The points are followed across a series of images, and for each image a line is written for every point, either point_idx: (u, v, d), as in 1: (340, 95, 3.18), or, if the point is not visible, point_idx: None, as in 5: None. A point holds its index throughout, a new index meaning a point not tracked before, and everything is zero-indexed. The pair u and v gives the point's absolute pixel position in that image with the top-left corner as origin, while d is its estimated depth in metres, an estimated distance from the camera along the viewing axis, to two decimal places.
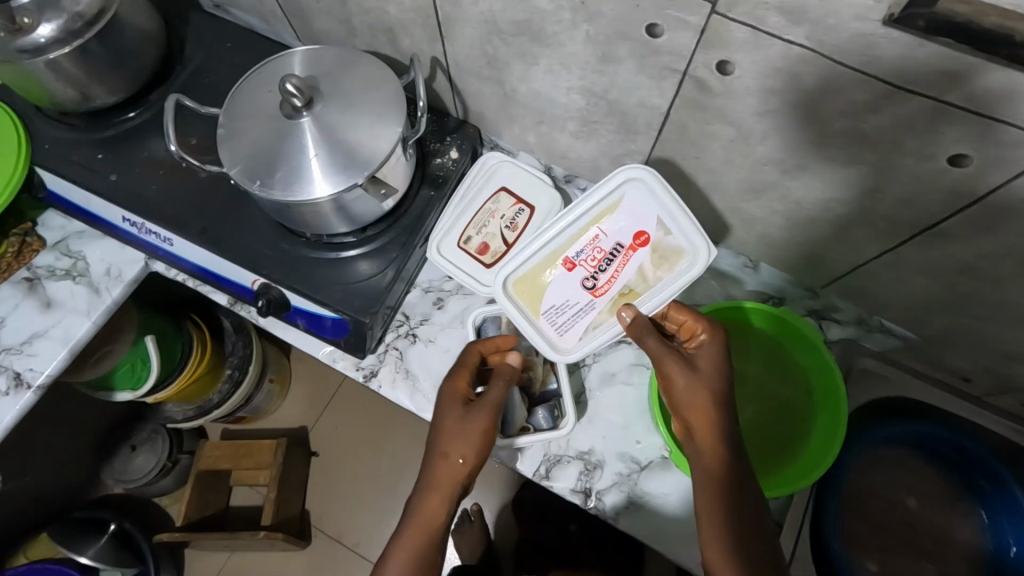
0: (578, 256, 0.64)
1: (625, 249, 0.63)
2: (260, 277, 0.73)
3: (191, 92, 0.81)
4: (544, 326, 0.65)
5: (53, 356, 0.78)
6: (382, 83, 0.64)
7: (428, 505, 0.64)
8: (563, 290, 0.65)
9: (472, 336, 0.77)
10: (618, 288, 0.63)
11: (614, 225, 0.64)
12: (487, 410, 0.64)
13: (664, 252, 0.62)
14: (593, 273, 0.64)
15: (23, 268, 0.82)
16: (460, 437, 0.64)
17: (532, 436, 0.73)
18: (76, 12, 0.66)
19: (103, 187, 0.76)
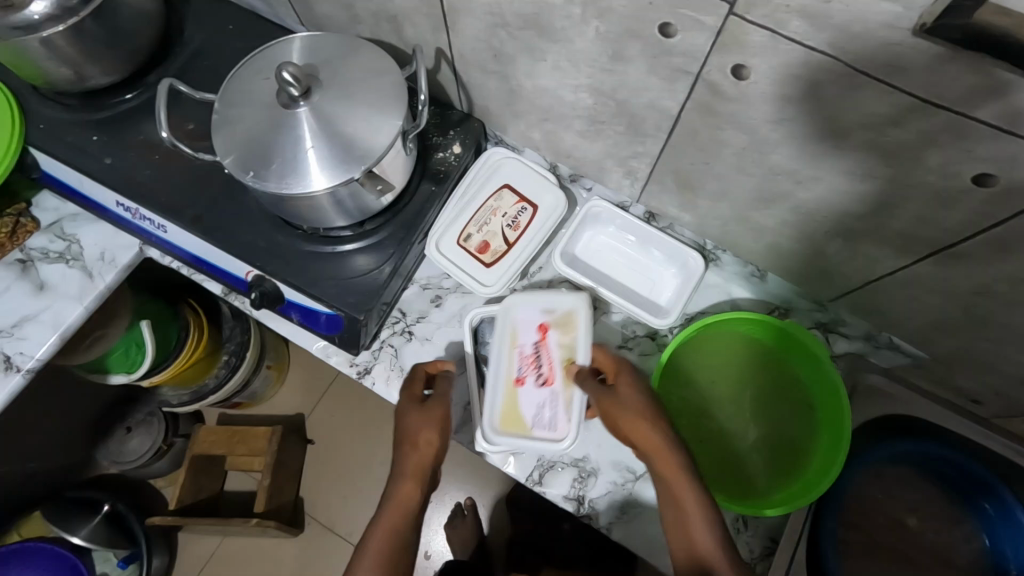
0: (521, 372, 0.72)
1: (541, 343, 0.72)
2: (254, 268, 0.72)
3: (190, 75, 0.79)
4: (541, 433, 0.70)
5: (44, 340, 0.77)
6: (384, 74, 0.62)
7: (400, 501, 0.66)
8: (534, 399, 0.71)
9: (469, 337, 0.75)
10: (560, 365, 0.71)
11: (524, 335, 0.73)
12: (441, 405, 0.69)
13: (559, 322, 0.73)
14: (536, 374, 0.71)
15: (16, 249, 0.81)
16: (419, 437, 0.68)
17: (511, 437, 0.70)
18: None
19: (96, 170, 0.75)
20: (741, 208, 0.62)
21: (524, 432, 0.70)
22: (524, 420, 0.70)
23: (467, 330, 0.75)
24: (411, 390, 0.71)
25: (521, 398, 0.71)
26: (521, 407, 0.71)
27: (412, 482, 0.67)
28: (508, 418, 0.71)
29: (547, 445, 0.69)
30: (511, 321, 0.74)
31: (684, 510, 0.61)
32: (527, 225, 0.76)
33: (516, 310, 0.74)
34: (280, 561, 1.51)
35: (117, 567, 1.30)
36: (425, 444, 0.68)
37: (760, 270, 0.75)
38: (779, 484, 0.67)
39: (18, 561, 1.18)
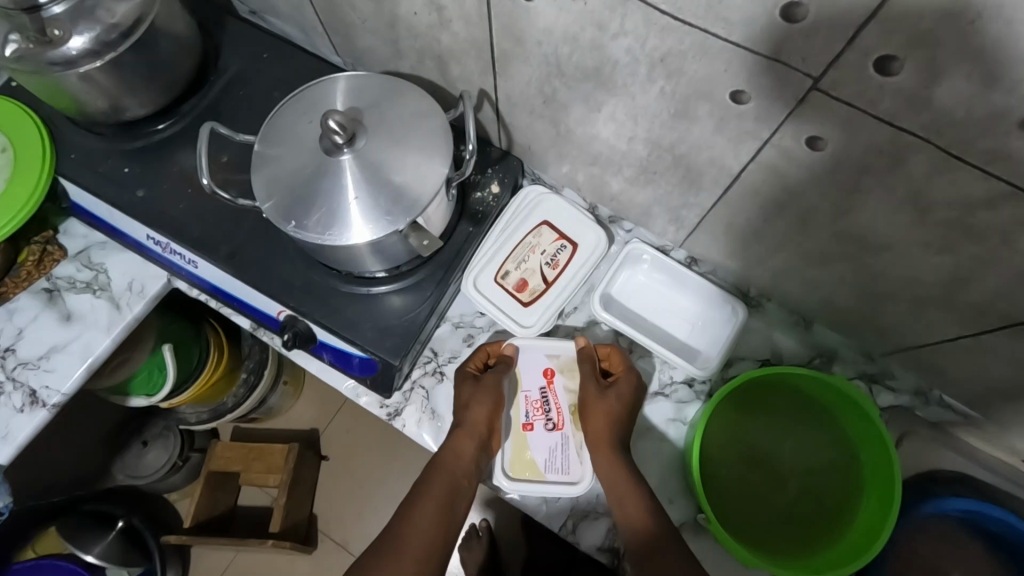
0: (528, 417, 0.71)
1: (547, 389, 0.71)
2: (288, 307, 0.70)
3: (225, 106, 0.78)
4: (554, 477, 0.69)
5: (71, 373, 0.75)
6: (429, 117, 0.60)
7: (453, 456, 0.65)
8: (545, 444, 0.70)
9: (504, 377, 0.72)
10: (569, 411, 0.71)
11: (528, 380, 0.72)
12: (496, 382, 0.68)
13: (565, 367, 0.72)
14: (545, 420, 0.71)
15: (44, 277, 0.79)
16: (476, 404, 0.67)
17: (526, 484, 0.69)
18: (111, 24, 0.63)
19: (129, 203, 0.73)
20: (796, 261, 0.61)
21: (537, 475, 0.69)
22: (534, 464, 0.70)
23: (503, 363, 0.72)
24: (468, 367, 0.71)
25: (529, 440, 0.70)
26: (530, 451, 0.70)
27: (466, 439, 0.66)
28: (521, 463, 0.70)
29: (563, 490, 0.68)
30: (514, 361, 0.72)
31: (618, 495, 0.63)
32: (566, 264, 0.74)
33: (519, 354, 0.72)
34: None
35: None
36: (480, 410, 0.67)
37: (805, 318, 0.73)
38: (808, 555, 0.65)
39: None
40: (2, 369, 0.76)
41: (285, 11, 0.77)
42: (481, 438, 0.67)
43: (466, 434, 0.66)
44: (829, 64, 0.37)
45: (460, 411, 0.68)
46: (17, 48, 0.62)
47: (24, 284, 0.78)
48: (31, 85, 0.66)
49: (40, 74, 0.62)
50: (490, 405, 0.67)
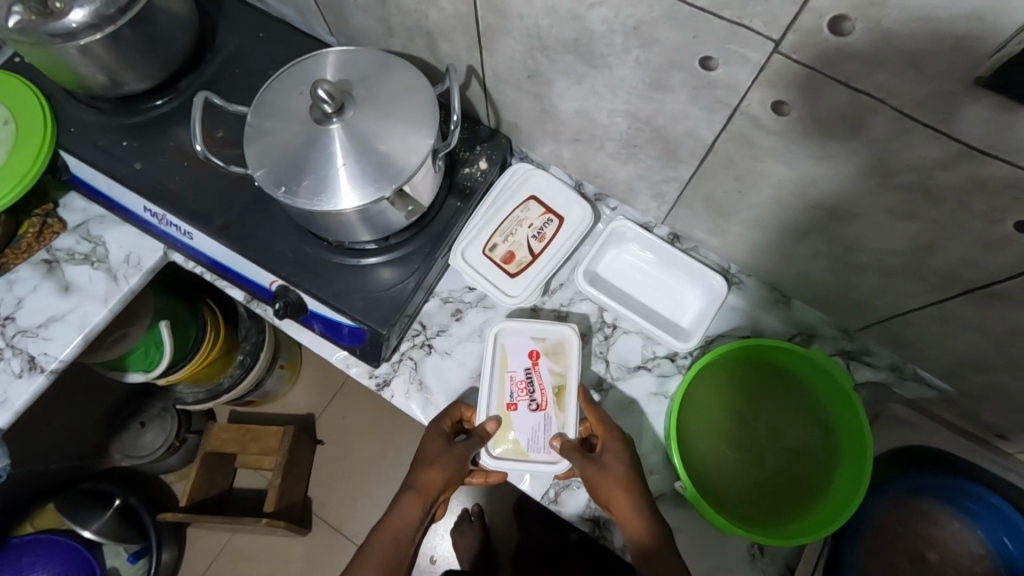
0: (512, 398, 0.71)
1: (532, 369, 0.72)
2: (279, 278, 0.72)
3: (221, 83, 0.79)
4: (535, 457, 0.69)
5: (68, 341, 0.78)
6: (415, 90, 0.62)
7: (403, 519, 0.69)
8: (528, 424, 0.70)
9: (489, 351, 0.73)
10: (552, 392, 0.71)
11: (512, 361, 0.72)
12: (463, 456, 0.68)
13: (550, 350, 0.72)
14: (528, 402, 0.70)
15: (43, 249, 0.81)
16: (432, 467, 0.69)
17: (509, 462, 0.68)
18: None
19: (126, 175, 0.75)
20: (772, 235, 0.62)
21: (519, 454, 0.69)
22: (516, 443, 0.69)
23: (489, 345, 0.73)
24: (440, 427, 0.71)
25: (513, 420, 0.70)
26: (515, 431, 0.69)
27: (415, 500, 0.70)
28: (504, 442, 0.69)
29: (545, 469, 0.68)
30: (500, 346, 0.73)
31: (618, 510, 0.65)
32: (553, 237, 0.76)
33: (505, 336, 0.74)
34: (286, 561, 1.52)
35: (126, 561, 1.33)
36: (436, 474, 0.69)
37: (785, 295, 0.75)
38: (783, 524, 0.66)
39: (34, 552, 1.22)
40: (2, 337, 0.78)
41: None
42: (432, 499, 0.70)
43: (417, 496, 0.70)
44: (788, 27, 0.39)
45: (418, 464, 0.70)
46: (20, 20, 0.65)
47: (23, 255, 0.80)
48: (31, 57, 0.68)
49: (40, 45, 0.64)
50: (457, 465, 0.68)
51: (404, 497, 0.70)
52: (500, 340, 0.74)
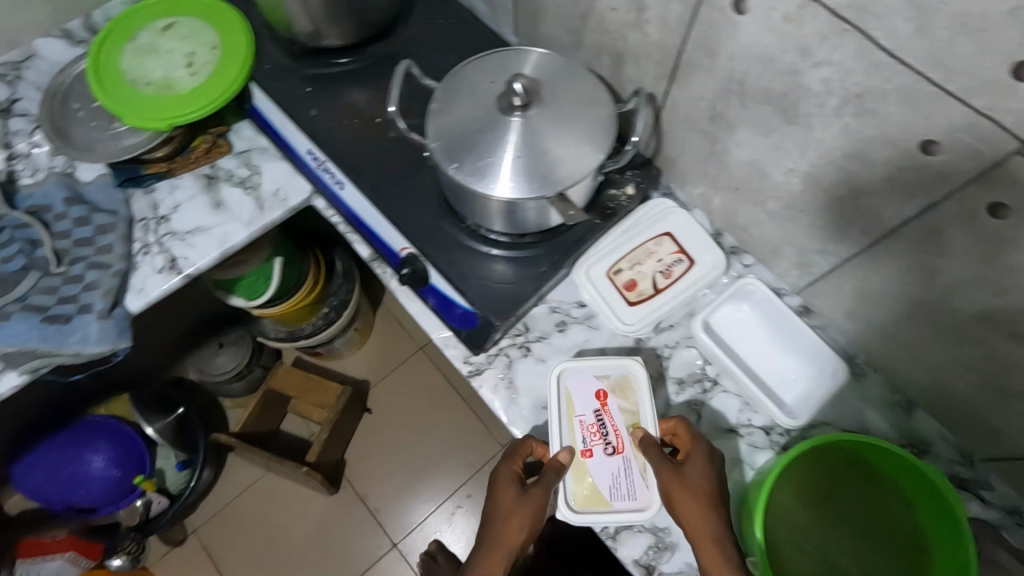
0: (586, 443, 0.68)
1: (601, 411, 0.69)
2: (411, 246, 0.75)
3: (403, 57, 0.84)
4: (617, 504, 0.66)
5: (208, 252, 0.84)
6: (599, 105, 0.64)
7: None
8: (607, 469, 0.67)
9: (553, 382, 0.71)
10: (627, 431, 0.68)
11: (581, 404, 0.70)
12: (545, 493, 0.65)
13: (617, 387, 0.70)
14: (603, 444, 0.68)
15: (207, 165, 0.89)
16: (513, 515, 0.65)
17: (592, 515, 0.66)
18: None
19: (303, 118, 0.81)
20: (921, 338, 0.59)
21: (602, 504, 0.66)
22: (597, 493, 0.66)
23: (554, 390, 0.71)
24: (512, 466, 0.68)
25: (589, 467, 0.67)
26: (596, 480, 0.67)
27: (499, 554, 0.64)
28: (583, 493, 0.66)
29: (632, 518, 0.65)
30: (564, 388, 0.71)
31: (692, 528, 0.61)
32: (680, 277, 0.76)
33: (568, 377, 0.72)
34: (308, 513, 1.56)
35: (173, 468, 1.40)
36: (518, 523, 0.64)
37: (906, 403, 0.71)
38: None
39: (96, 434, 1.30)
40: (154, 233, 0.85)
41: None
42: (515, 552, 0.64)
43: (500, 549, 0.64)
44: None
45: (495, 517, 0.65)
46: None
47: (192, 165, 0.88)
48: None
49: None
50: (534, 506, 0.65)
51: (485, 553, 0.64)
52: (564, 383, 0.72)
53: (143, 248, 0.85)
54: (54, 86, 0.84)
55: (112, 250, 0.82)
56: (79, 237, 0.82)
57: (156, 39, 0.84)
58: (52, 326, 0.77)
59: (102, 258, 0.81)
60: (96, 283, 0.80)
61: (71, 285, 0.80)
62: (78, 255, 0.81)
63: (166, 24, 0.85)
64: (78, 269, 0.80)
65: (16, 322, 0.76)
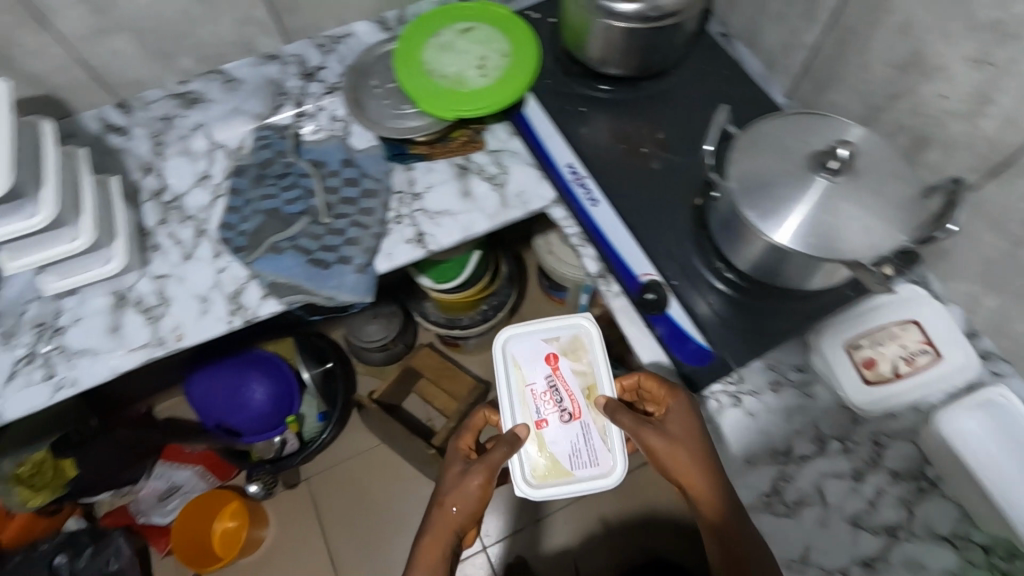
0: (541, 413, 0.75)
1: (553, 375, 0.77)
2: (654, 273, 0.79)
3: (676, 96, 0.89)
4: (582, 473, 0.74)
5: (452, 234, 0.91)
6: (907, 184, 0.64)
7: (428, 554, 0.72)
8: (567, 436, 0.74)
9: (501, 362, 0.77)
10: (585, 397, 0.76)
11: (532, 372, 0.77)
12: (495, 461, 0.72)
13: (568, 349, 0.78)
14: (557, 412, 0.75)
15: (461, 156, 0.97)
16: (459, 491, 0.73)
17: (552, 486, 0.73)
18: (657, 6, 0.77)
19: (574, 135, 0.89)
20: None
21: (565, 474, 0.74)
22: (564, 466, 0.74)
23: (499, 359, 0.77)
24: (460, 447, 0.79)
25: (546, 434, 0.75)
26: (556, 448, 0.74)
27: (445, 529, 0.73)
28: (544, 468, 0.74)
29: (592, 484, 0.73)
30: (511, 356, 0.78)
31: (695, 489, 0.68)
32: (923, 369, 0.74)
33: (519, 346, 0.78)
34: (409, 493, 1.60)
35: (315, 417, 1.50)
36: (462, 500, 0.73)
37: None
38: None
39: (262, 368, 1.42)
40: (407, 207, 0.93)
41: (769, 44, 0.87)
42: (459, 528, 0.73)
43: (447, 525, 0.73)
44: None
45: (445, 487, 0.75)
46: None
47: (449, 153, 0.96)
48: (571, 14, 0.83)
49: (588, 12, 0.79)
50: (484, 475, 0.73)
51: (432, 521, 0.73)
52: (511, 351, 0.78)
53: (396, 218, 0.92)
54: (358, 62, 0.95)
55: (373, 214, 0.91)
56: (346, 196, 0.92)
57: (454, 39, 0.93)
58: (314, 269, 0.86)
59: (363, 219, 0.90)
60: (356, 240, 0.89)
61: (335, 237, 0.89)
62: (342, 212, 0.91)
63: (465, 27, 0.93)
64: (341, 224, 0.90)
65: (287, 259, 0.87)
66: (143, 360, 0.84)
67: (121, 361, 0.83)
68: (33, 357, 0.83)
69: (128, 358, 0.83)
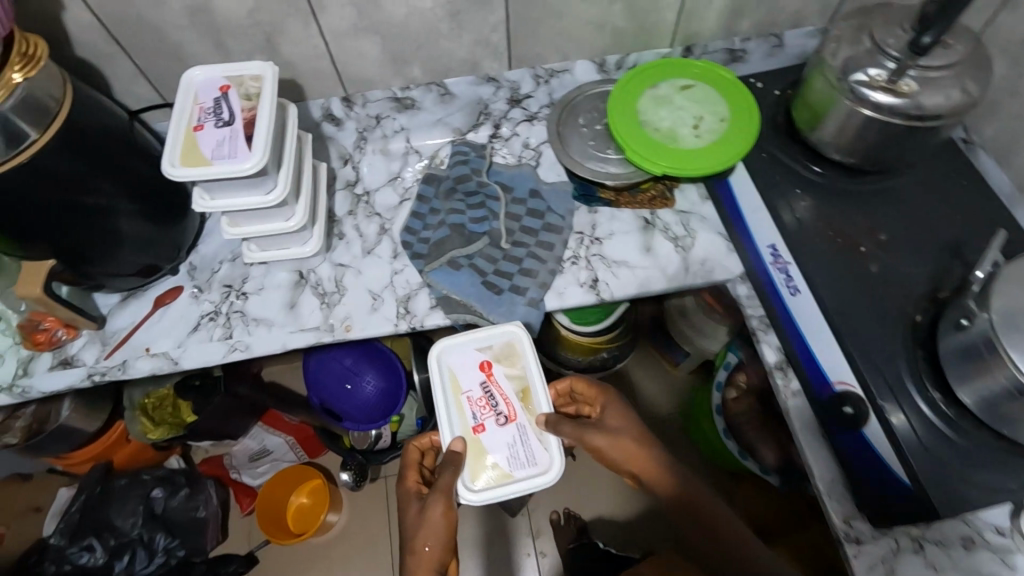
0: (477, 420, 0.74)
1: (487, 382, 0.76)
2: (853, 383, 0.73)
3: (905, 197, 0.83)
4: (521, 474, 0.72)
5: (628, 287, 0.88)
6: None
7: None
8: (501, 438, 0.73)
9: (438, 364, 0.77)
10: (518, 402, 0.75)
11: (468, 381, 0.76)
12: (448, 491, 0.71)
13: (500, 355, 0.77)
14: (490, 415, 0.74)
15: (648, 210, 0.94)
16: (427, 527, 0.71)
17: (497, 490, 0.71)
18: (917, 107, 0.70)
19: (783, 216, 0.84)
20: None
21: (504, 477, 0.71)
22: (499, 466, 0.72)
23: (437, 373, 0.76)
24: (409, 485, 0.79)
25: (483, 441, 0.73)
26: (487, 448, 0.72)
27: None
28: (481, 470, 0.71)
29: (533, 482, 0.71)
30: (448, 367, 0.77)
31: (640, 466, 0.73)
32: None
33: (451, 356, 0.78)
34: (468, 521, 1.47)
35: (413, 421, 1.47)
36: (431, 536, 0.70)
37: None
38: None
39: (376, 362, 1.41)
40: (585, 249, 0.91)
41: None
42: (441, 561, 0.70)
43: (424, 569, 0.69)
44: None
45: (413, 531, 0.71)
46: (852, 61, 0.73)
47: (636, 205, 0.94)
48: (817, 89, 0.78)
49: (836, 86, 0.74)
50: (444, 505, 0.71)
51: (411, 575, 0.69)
52: (446, 362, 0.77)
53: (573, 258, 0.90)
54: (569, 99, 0.95)
55: (551, 249, 0.90)
56: (527, 225, 0.92)
57: (673, 93, 0.91)
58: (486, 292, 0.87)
59: (540, 252, 0.90)
60: (531, 271, 0.88)
61: (511, 264, 0.89)
62: (522, 240, 0.91)
63: (684, 84, 0.92)
64: (519, 252, 0.90)
65: (463, 275, 0.88)
66: (311, 342, 0.86)
67: (292, 337, 0.86)
68: (216, 316, 0.87)
69: (300, 336, 0.86)
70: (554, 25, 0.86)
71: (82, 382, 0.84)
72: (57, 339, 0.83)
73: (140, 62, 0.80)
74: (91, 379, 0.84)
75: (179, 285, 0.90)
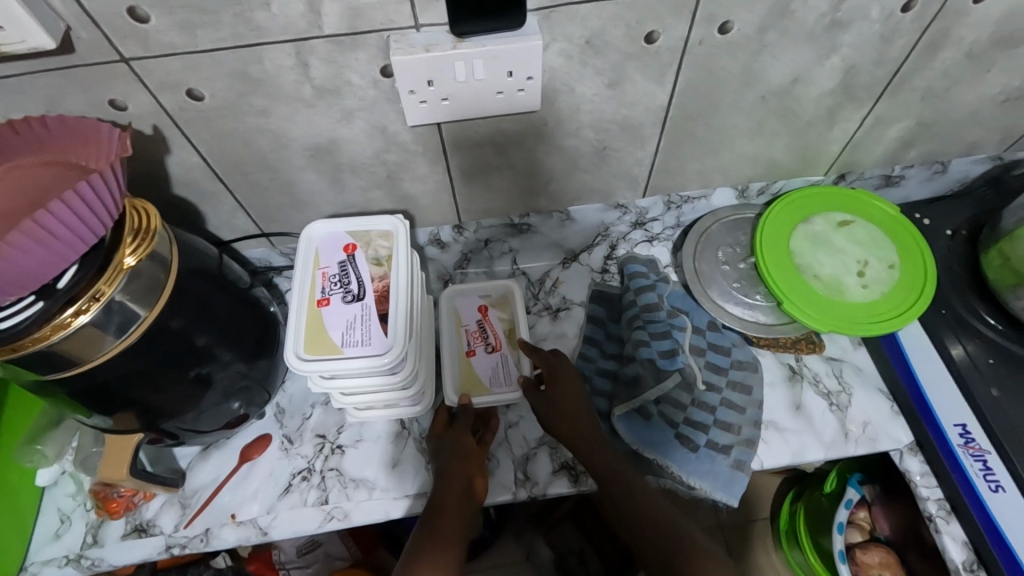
0: (470, 345, 0.79)
1: (484, 321, 0.81)
2: None
3: None
4: (499, 390, 0.77)
5: (780, 455, 0.74)
6: None
7: (440, 522, 0.64)
8: (489, 363, 0.78)
9: (445, 306, 0.81)
10: (504, 334, 0.80)
11: (464, 314, 0.81)
12: (462, 431, 0.73)
13: (497, 302, 0.82)
14: (481, 345, 0.79)
15: (794, 355, 0.80)
16: (465, 459, 0.70)
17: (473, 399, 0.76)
18: None
19: (982, 397, 0.73)
20: None
21: (483, 392, 0.77)
22: (482, 383, 0.77)
23: (441, 311, 0.81)
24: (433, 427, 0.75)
25: (474, 366, 0.78)
26: (475, 371, 0.78)
27: (448, 502, 0.66)
28: (465, 384, 0.77)
29: (508, 397, 0.76)
30: (451, 308, 0.81)
31: (575, 413, 0.72)
32: None
33: (456, 298, 0.82)
34: None
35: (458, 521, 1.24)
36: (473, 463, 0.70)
37: None
38: None
39: None
40: None
41: None
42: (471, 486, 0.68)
43: (446, 503, 0.66)
44: None
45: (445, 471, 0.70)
46: None
47: (779, 348, 0.81)
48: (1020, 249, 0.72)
49: None
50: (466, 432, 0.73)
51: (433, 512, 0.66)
52: (449, 305, 0.82)
53: None
54: (703, 228, 0.85)
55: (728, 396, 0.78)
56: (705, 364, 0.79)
57: (830, 232, 0.81)
58: (680, 447, 0.73)
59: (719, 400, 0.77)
60: (729, 424, 0.74)
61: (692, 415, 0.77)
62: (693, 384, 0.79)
63: (843, 219, 0.81)
64: (712, 398, 0.76)
65: (655, 429, 0.75)
66: (417, 512, 0.74)
67: (395, 505, 0.75)
68: (309, 474, 0.77)
69: (405, 505, 0.74)
70: (706, 159, 0.76)
71: (158, 554, 0.73)
72: (133, 504, 0.74)
73: (244, 199, 0.70)
74: (169, 552, 0.73)
75: (267, 434, 0.79)
